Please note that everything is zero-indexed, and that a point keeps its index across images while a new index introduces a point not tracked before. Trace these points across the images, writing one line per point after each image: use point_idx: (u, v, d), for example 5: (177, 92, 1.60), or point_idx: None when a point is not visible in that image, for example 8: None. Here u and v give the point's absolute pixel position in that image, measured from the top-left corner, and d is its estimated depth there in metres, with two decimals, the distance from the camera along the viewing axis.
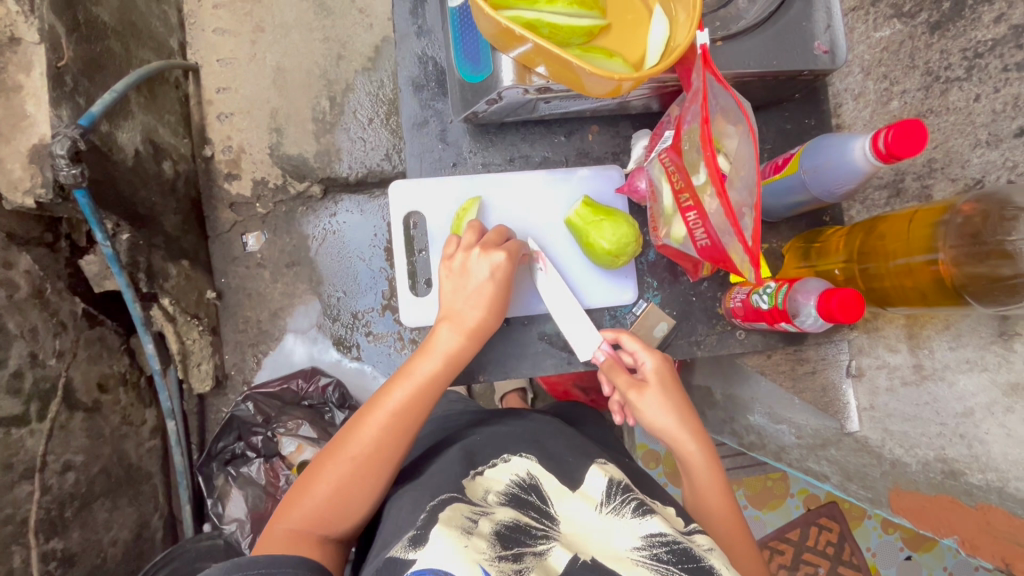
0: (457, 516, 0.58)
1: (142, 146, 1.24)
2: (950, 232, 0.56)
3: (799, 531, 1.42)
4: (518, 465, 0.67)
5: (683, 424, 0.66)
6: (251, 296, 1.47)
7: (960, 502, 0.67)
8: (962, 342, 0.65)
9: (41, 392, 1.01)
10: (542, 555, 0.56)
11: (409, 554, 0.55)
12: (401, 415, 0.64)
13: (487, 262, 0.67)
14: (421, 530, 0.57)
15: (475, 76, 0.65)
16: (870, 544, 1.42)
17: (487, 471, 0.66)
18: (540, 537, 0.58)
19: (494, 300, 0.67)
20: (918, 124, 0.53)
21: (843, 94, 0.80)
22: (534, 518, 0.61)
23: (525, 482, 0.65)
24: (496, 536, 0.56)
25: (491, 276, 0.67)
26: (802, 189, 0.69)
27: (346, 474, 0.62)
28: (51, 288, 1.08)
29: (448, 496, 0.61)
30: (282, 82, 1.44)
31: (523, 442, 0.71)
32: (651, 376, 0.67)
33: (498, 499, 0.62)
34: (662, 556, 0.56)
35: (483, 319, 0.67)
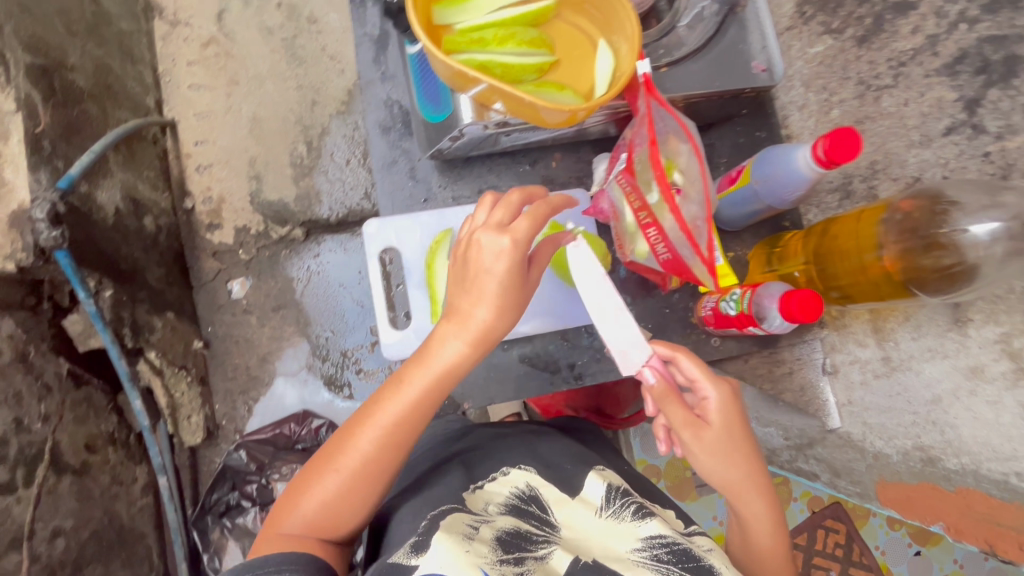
0: (458, 522, 0.58)
1: (122, 204, 1.27)
2: (892, 228, 0.59)
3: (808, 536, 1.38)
4: (517, 477, 0.68)
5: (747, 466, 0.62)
6: (239, 343, 1.47)
7: (940, 488, 0.70)
8: (922, 332, 0.68)
9: (27, 458, 1.00)
10: (542, 559, 0.57)
11: (411, 559, 0.55)
12: (395, 429, 0.60)
13: (497, 247, 0.56)
14: (422, 536, 0.57)
15: (437, 115, 0.70)
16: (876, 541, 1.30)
17: (487, 484, 0.67)
18: (540, 542, 0.59)
19: (505, 296, 0.58)
20: (850, 131, 0.57)
21: (789, 106, 0.84)
22: (534, 525, 0.61)
23: (525, 494, 0.66)
24: (497, 541, 0.57)
25: (500, 266, 0.56)
26: (756, 199, 0.72)
27: (341, 484, 0.60)
28: (35, 350, 1.07)
29: (448, 506, 0.62)
30: (259, 131, 1.48)
31: (519, 454, 0.72)
32: (718, 417, 0.62)
33: (498, 510, 0.63)
34: (662, 556, 0.57)
35: (493, 320, 0.58)
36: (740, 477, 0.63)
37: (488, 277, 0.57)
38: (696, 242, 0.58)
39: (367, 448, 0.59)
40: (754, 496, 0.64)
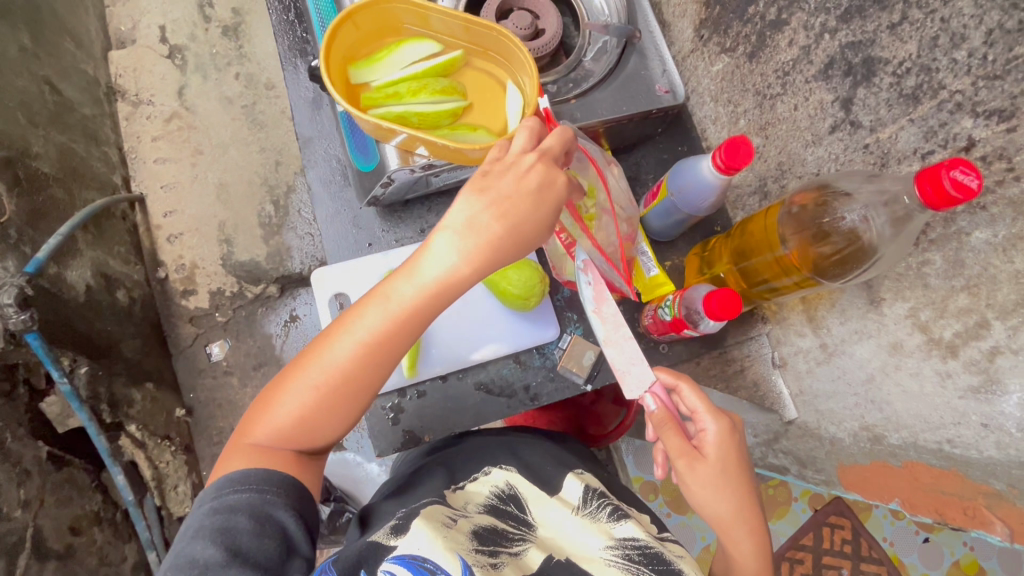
0: (436, 512, 0.59)
1: (93, 280, 1.29)
2: (792, 222, 0.65)
3: (812, 536, 1.31)
4: (498, 478, 0.69)
5: (735, 506, 0.61)
6: (221, 406, 1.48)
7: (889, 464, 0.71)
8: (847, 316, 0.71)
9: (9, 546, 0.99)
10: (518, 554, 0.59)
11: (391, 540, 0.55)
12: (380, 343, 0.52)
13: (526, 164, 0.52)
14: (401, 521, 0.58)
15: (367, 165, 0.74)
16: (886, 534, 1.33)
17: (467, 485, 0.67)
18: (516, 540, 0.60)
19: (515, 209, 0.51)
20: (742, 139, 0.62)
21: (705, 120, 0.89)
22: (511, 524, 0.62)
23: (504, 493, 0.67)
24: (473, 534, 0.58)
25: (517, 179, 0.51)
26: (676, 210, 0.77)
27: (318, 397, 0.52)
28: (12, 436, 1.08)
29: (428, 501, 0.62)
30: (226, 196, 1.53)
31: (497, 453, 0.73)
32: (711, 450, 0.61)
33: (477, 508, 0.63)
34: (633, 557, 0.59)
35: (500, 232, 0.51)
36: (733, 519, 0.62)
37: (500, 184, 0.51)
38: (613, 261, 0.72)
39: (346, 359, 0.52)
40: (743, 534, 0.62)
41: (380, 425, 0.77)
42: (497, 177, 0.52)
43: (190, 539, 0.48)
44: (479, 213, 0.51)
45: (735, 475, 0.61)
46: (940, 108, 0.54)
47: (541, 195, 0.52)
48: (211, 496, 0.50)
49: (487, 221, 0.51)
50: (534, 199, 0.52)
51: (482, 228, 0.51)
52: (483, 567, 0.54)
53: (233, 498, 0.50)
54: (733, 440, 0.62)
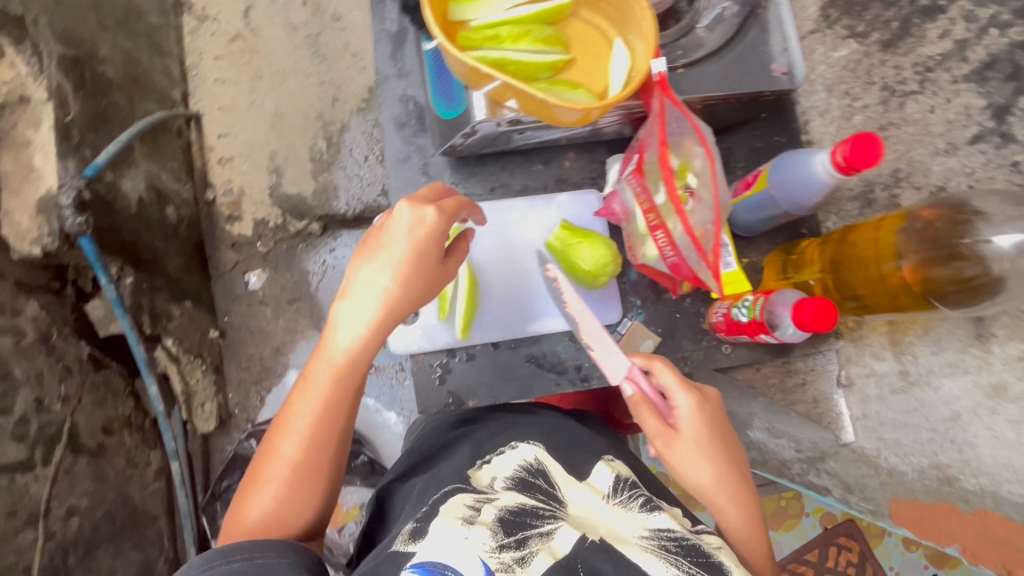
0: (457, 505, 0.57)
1: (145, 193, 1.30)
2: (911, 239, 0.58)
3: (817, 552, 1.17)
4: (526, 452, 0.65)
5: (717, 478, 0.62)
6: (254, 334, 1.49)
7: (956, 508, 0.68)
8: (943, 346, 0.66)
9: (47, 437, 1.03)
10: (548, 536, 0.54)
11: (409, 545, 0.55)
12: (318, 418, 0.62)
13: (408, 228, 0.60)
14: (421, 523, 0.57)
15: (449, 112, 0.70)
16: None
17: (495, 459, 0.64)
18: (546, 517, 0.56)
19: (415, 266, 0.61)
20: (872, 136, 0.56)
21: (810, 111, 0.80)
22: (540, 500, 0.58)
23: (532, 467, 0.63)
24: (498, 523, 0.55)
25: (408, 238, 0.60)
26: (772, 204, 0.71)
27: (281, 483, 0.61)
28: (57, 333, 1.10)
29: (452, 488, 0.60)
30: (280, 126, 1.50)
31: (529, 430, 0.69)
32: (684, 425, 0.62)
33: (504, 485, 0.60)
34: (670, 547, 0.54)
35: (400, 293, 0.61)
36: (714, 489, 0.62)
37: (395, 254, 0.60)
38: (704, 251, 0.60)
39: (293, 449, 0.61)
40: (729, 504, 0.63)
41: (427, 383, 0.76)
42: (392, 244, 0.61)
43: None
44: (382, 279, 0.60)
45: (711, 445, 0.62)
46: None
47: (434, 242, 0.61)
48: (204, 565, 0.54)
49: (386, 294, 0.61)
50: (416, 250, 0.61)
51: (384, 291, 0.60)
52: (508, 569, 0.51)
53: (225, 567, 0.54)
54: (707, 414, 0.63)
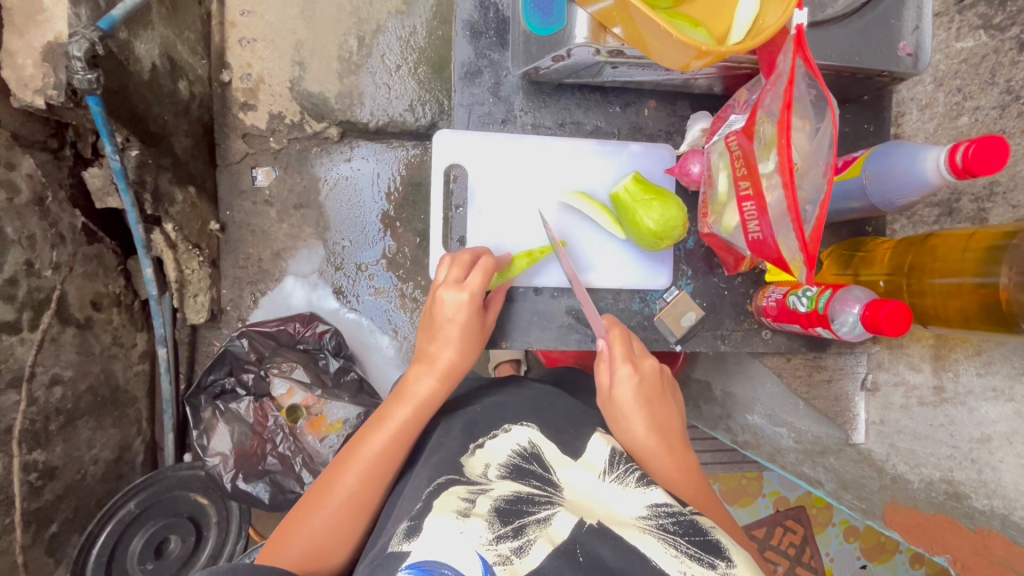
0: (451, 499, 0.54)
1: (159, 61, 1.17)
2: (1016, 258, 0.53)
3: (765, 529, 1.52)
4: (520, 435, 0.63)
5: (653, 436, 0.64)
6: (254, 234, 1.43)
7: (958, 523, 0.69)
8: (991, 369, 0.65)
9: (35, 302, 0.98)
10: (546, 522, 0.52)
11: (404, 545, 0.51)
12: (381, 463, 0.62)
13: (452, 301, 0.65)
14: (415, 520, 0.53)
15: (544, 28, 0.62)
16: (830, 550, 1.54)
17: (487, 442, 0.63)
18: (543, 504, 0.54)
19: (464, 342, 0.66)
20: (1001, 140, 0.51)
21: (908, 103, 0.77)
22: (535, 486, 0.56)
23: (526, 452, 0.62)
24: (494, 514, 0.52)
25: (456, 319, 0.65)
26: (860, 195, 0.67)
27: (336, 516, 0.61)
28: (53, 198, 1.03)
29: (445, 479, 0.57)
30: (311, 14, 1.37)
31: (525, 413, 0.68)
32: (620, 387, 0.64)
33: (498, 473, 0.58)
34: (668, 527, 0.51)
35: (455, 361, 0.65)
36: (643, 444, 0.64)
37: (447, 332, 0.65)
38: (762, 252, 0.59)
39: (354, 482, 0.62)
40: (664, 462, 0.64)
41: None
42: (444, 322, 0.66)
43: None
44: (439, 351, 0.65)
45: (637, 411, 0.64)
46: None
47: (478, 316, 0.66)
48: None
49: (442, 360, 0.65)
50: (463, 327, 0.66)
51: (449, 358, 0.65)
52: (505, 562, 0.47)
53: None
54: (641, 379, 0.65)
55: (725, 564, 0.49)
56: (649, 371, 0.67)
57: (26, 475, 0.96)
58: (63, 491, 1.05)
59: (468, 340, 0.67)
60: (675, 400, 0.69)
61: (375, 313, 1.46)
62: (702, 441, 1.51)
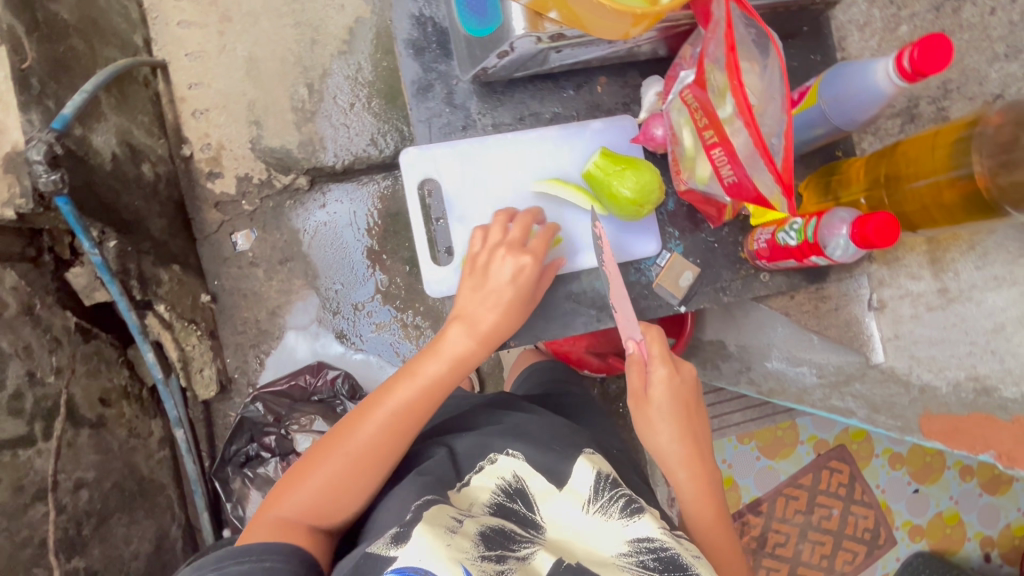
0: (440, 516, 0.57)
1: (119, 149, 1.19)
2: (984, 145, 0.55)
3: (811, 476, 1.52)
4: (504, 466, 0.66)
5: (679, 443, 0.77)
6: (247, 297, 1.43)
7: (994, 417, 0.70)
8: (989, 261, 0.67)
9: (44, 411, 0.98)
10: (525, 559, 0.56)
11: (392, 550, 0.54)
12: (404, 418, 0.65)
13: (511, 264, 0.67)
14: (404, 528, 0.56)
15: (482, 30, 0.63)
16: (880, 482, 1.53)
17: (474, 479, 0.66)
18: (524, 542, 0.58)
19: (509, 304, 0.68)
20: (943, 37, 0.52)
21: (847, 26, 0.78)
22: (518, 525, 0.60)
23: (511, 487, 0.65)
24: (480, 537, 0.56)
25: (512, 280, 0.67)
26: (822, 121, 0.68)
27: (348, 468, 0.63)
28: (41, 303, 1.03)
29: (431, 499, 0.61)
30: (256, 72, 1.38)
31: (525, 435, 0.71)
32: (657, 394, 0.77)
33: (484, 508, 0.62)
34: (647, 563, 0.56)
35: (497, 324, 0.67)
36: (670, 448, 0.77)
37: (495, 289, 0.67)
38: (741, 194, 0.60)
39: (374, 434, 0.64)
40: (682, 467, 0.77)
41: None
42: (494, 278, 0.68)
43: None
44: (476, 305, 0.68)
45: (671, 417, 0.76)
46: None
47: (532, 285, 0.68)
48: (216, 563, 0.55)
49: (484, 321, 0.67)
50: (516, 289, 0.68)
51: (491, 318, 0.67)
52: None
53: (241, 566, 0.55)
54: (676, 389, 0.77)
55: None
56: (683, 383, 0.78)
57: None
58: None
59: (511, 306, 0.68)
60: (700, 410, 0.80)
61: (381, 348, 1.45)
62: (730, 401, 1.51)
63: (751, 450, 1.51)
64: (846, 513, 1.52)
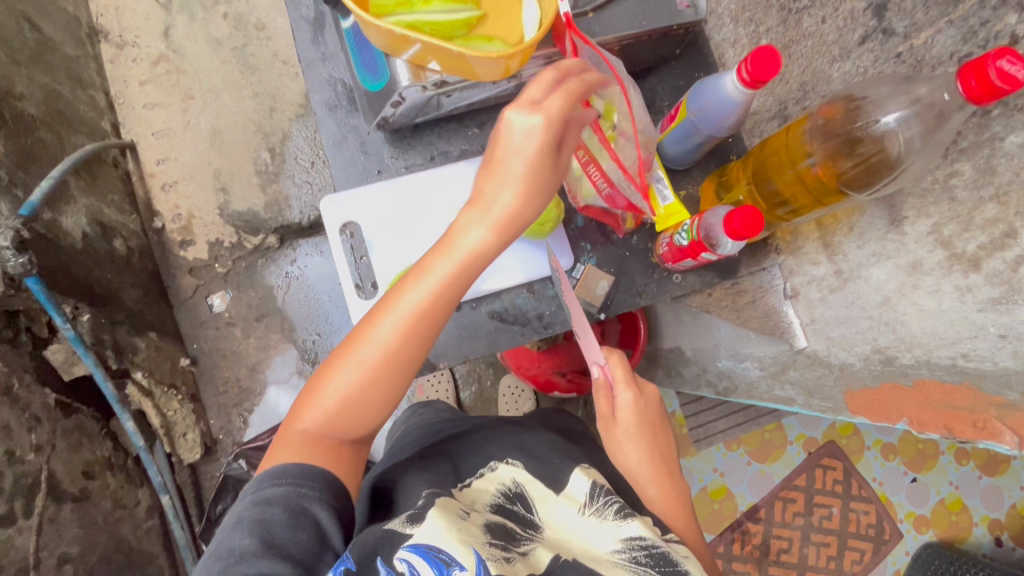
0: (448, 504, 0.59)
1: (90, 229, 1.26)
2: (815, 134, 0.65)
3: (805, 476, 1.52)
4: (504, 474, 0.69)
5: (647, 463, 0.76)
6: (226, 356, 1.47)
7: (899, 385, 0.73)
8: (865, 239, 0.71)
9: (24, 488, 0.99)
10: (526, 554, 0.55)
11: (408, 528, 0.55)
12: (420, 319, 0.60)
13: (525, 126, 0.56)
14: (420, 510, 0.58)
15: (376, 84, 0.71)
16: (875, 474, 1.52)
17: (475, 482, 0.68)
18: (524, 539, 0.57)
19: (532, 177, 0.58)
20: (770, 50, 0.60)
21: (723, 44, 0.85)
22: (518, 524, 0.60)
23: (511, 492, 0.66)
24: (485, 527, 0.56)
25: (529, 145, 0.56)
26: (696, 132, 0.75)
27: (363, 374, 0.61)
28: (18, 383, 1.07)
29: (432, 492, 0.62)
30: (220, 143, 1.47)
31: (510, 449, 0.74)
32: (623, 412, 0.76)
33: (485, 507, 0.62)
34: (641, 558, 0.55)
35: (518, 205, 0.59)
36: (638, 468, 0.76)
37: (513, 160, 0.57)
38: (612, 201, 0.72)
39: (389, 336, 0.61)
40: (651, 485, 0.75)
41: None
42: (512, 148, 0.57)
43: (231, 529, 0.54)
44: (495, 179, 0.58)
45: (637, 435, 0.76)
46: (983, 5, 0.50)
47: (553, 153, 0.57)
48: (252, 490, 0.57)
49: (504, 201, 0.58)
50: (534, 158, 0.57)
51: (510, 198, 0.58)
52: (497, 560, 0.51)
53: (278, 489, 0.56)
54: (641, 408, 0.77)
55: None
56: (649, 403, 0.79)
57: None
58: None
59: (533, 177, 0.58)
60: (667, 432, 0.80)
61: None
62: (713, 409, 1.51)
63: (740, 456, 1.52)
64: (845, 511, 1.51)
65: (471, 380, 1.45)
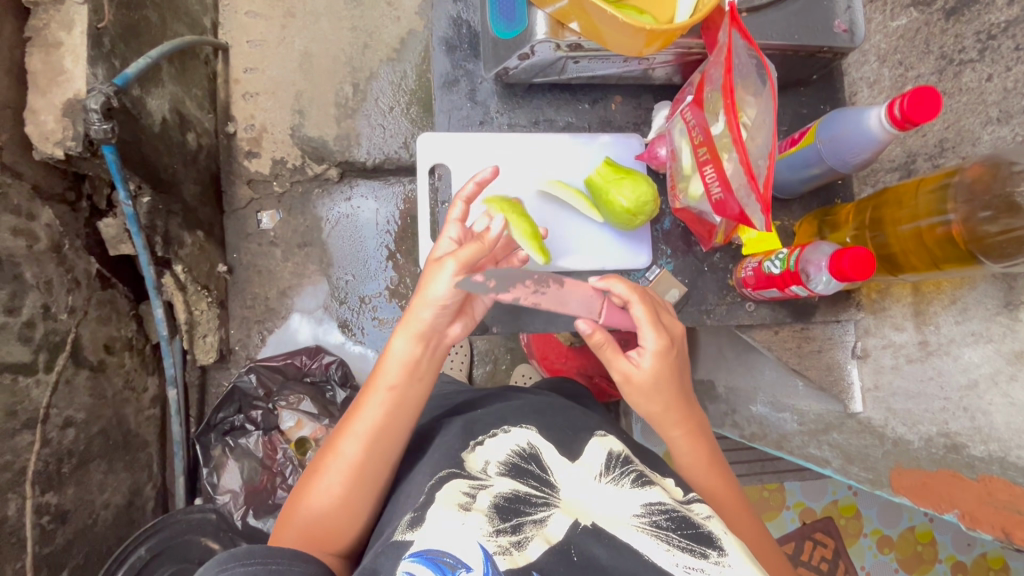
0: (452, 493, 0.55)
1: (170, 115, 1.26)
2: (960, 192, 0.59)
3: (794, 545, 1.45)
4: (519, 436, 0.63)
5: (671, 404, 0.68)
6: (261, 273, 1.49)
7: (960, 475, 0.68)
8: (967, 315, 0.66)
9: (51, 345, 1.00)
10: (542, 522, 0.54)
11: (408, 534, 0.52)
12: (377, 432, 0.63)
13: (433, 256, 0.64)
14: (418, 513, 0.54)
15: (509, 32, 0.69)
16: (866, 564, 1.46)
17: (487, 442, 0.62)
18: (540, 504, 0.55)
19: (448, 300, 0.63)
20: (932, 91, 0.55)
21: (859, 82, 0.82)
22: (533, 486, 0.57)
23: (524, 453, 0.62)
24: (494, 509, 0.54)
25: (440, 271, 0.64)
26: (817, 160, 0.72)
27: (339, 483, 0.62)
28: (69, 245, 1.07)
29: (448, 472, 0.58)
30: (309, 66, 1.48)
31: (525, 416, 0.68)
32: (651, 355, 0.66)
33: (498, 471, 0.59)
34: (661, 523, 0.54)
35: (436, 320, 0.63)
36: (661, 411, 0.68)
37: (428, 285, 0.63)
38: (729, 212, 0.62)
39: (352, 452, 0.63)
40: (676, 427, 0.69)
41: None
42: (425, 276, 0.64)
43: None
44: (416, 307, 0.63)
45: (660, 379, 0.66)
46: None
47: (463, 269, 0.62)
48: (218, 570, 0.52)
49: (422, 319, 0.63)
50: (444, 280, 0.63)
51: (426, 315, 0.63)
52: (505, 553, 0.50)
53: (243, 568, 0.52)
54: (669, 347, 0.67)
55: (717, 553, 0.52)
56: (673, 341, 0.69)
57: (38, 517, 0.94)
58: (74, 535, 1.02)
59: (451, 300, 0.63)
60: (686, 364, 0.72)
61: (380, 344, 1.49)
62: None
63: None
64: None
65: (488, 360, 1.44)
